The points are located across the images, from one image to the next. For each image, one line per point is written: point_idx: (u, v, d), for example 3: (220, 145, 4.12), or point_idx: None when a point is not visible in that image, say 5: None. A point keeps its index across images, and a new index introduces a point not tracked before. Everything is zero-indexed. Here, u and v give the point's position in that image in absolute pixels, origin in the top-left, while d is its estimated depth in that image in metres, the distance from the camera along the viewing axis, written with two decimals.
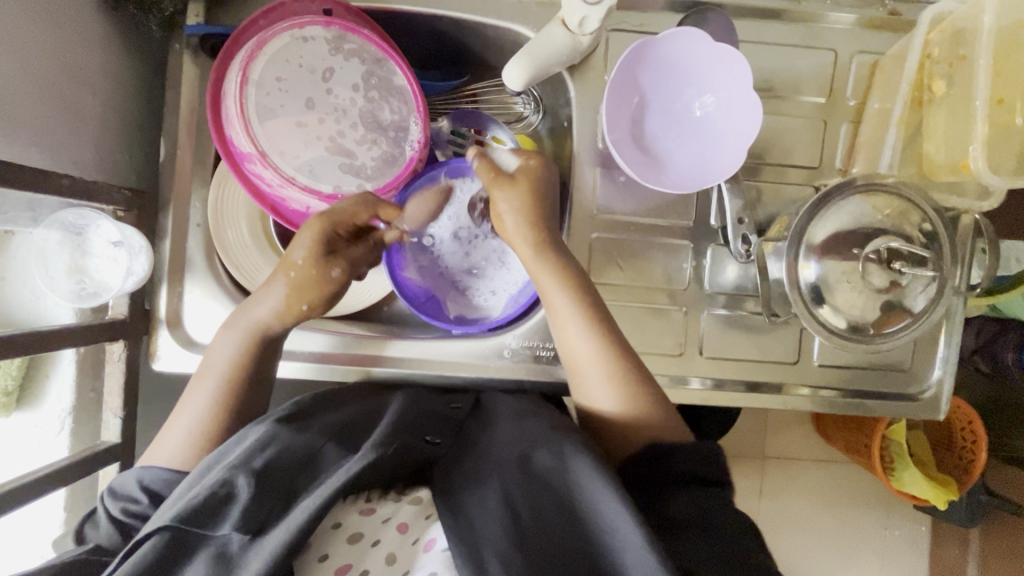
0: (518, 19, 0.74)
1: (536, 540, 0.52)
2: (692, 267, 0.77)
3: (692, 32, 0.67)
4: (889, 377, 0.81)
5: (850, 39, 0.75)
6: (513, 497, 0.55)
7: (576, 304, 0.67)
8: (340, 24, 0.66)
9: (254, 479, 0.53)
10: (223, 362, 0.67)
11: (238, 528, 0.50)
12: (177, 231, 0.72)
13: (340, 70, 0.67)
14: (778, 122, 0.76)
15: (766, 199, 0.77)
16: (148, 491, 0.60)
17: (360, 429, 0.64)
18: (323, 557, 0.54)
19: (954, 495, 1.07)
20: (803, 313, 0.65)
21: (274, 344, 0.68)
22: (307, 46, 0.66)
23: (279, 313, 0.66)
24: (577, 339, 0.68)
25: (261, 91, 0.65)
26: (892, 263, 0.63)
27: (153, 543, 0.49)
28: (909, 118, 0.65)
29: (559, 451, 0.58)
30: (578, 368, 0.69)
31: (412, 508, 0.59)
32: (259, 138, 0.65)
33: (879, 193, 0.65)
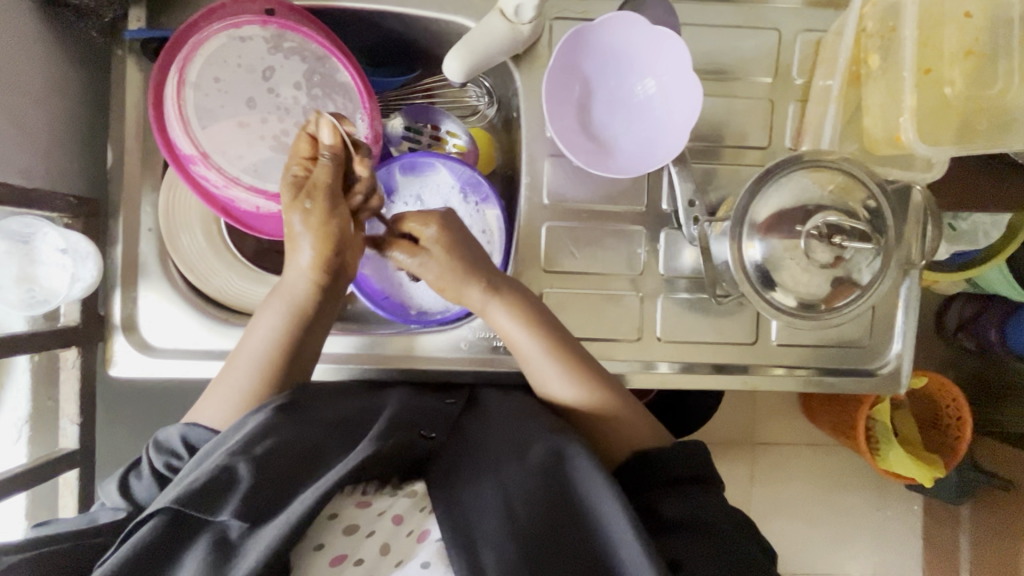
0: (459, 11, 0.74)
1: (532, 530, 0.56)
2: (647, 252, 0.78)
3: (625, 15, 0.67)
4: (849, 353, 0.81)
5: (794, 18, 0.75)
6: (511, 488, 0.58)
7: (523, 323, 0.70)
8: (277, 23, 0.66)
9: (252, 470, 0.54)
10: (264, 333, 0.67)
11: (236, 517, 0.52)
12: (129, 236, 0.72)
13: (280, 69, 0.68)
14: (725, 103, 0.76)
15: (716, 181, 0.77)
16: (189, 448, 0.62)
17: (358, 422, 0.64)
18: (319, 545, 0.56)
19: (938, 472, 1.06)
20: (751, 293, 0.65)
21: (317, 313, 0.67)
22: (245, 45, 0.66)
23: (309, 272, 0.65)
24: (529, 349, 0.70)
25: (200, 92, 0.65)
26: (833, 237, 0.63)
27: (154, 522, 0.52)
28: (848, 93, 0.65)
29: (558, 447, 0.61)
30: (523, 356, 0.71)
31: (407, 500, 0.59)
32: (200, 139, 0.65)
33: (822, 168, 0.65)
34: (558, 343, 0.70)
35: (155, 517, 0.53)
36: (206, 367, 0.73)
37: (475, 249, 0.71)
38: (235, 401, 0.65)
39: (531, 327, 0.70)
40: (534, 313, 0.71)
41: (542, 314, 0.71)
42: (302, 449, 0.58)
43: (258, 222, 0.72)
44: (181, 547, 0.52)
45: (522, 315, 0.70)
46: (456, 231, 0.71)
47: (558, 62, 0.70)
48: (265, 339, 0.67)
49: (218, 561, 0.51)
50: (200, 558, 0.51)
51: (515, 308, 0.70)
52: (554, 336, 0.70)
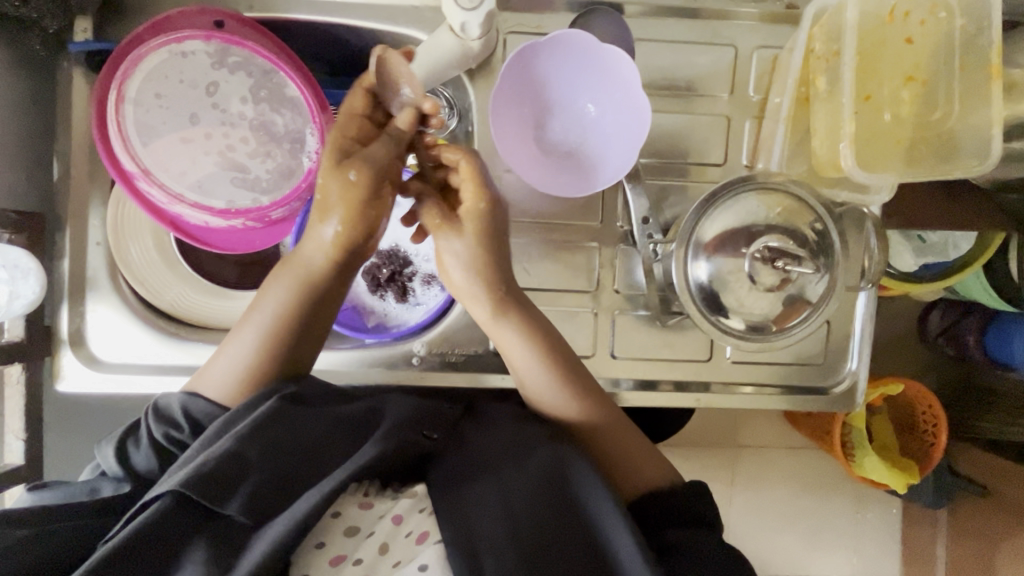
0: (412, 23, 0.73)
1: (530, 534, 0.58)
2: (601, 269, 0.77)
3: (568, 35, 0.67)
4: (806, 371, 0.81)
5: (751, 34, 0.74)
6: (510, 493, 0.61)
7: (522, 336, 0.70)
8: (220, 38, 0.65)
9: (264, 464, 0.56)
10: (276, 305, 0.67)
11: (241, 512, 0.54)
12: (77, 250, 0.72)
13: (225, 84, 0.67)
14: (679, 120, 0.75)
15: (671, 198, 0.77)
16: (189, 419, 0.64)
17: (367, 419, 0.64)
18: (319, 543, 0.57)
19: (913, 479, 1.07)
20: (696, 313, 0.65)
21: (330, 290, 0.68)
22: (187, 60, 0.65)
23: (326, 251, 0.65)
24: (519, 357, 0.70)
25: (140, 108, 0.64)
26: (777, 262, 0.62)
27: (160, 504, 0.53)
28: (797, 114, 0.65)
29: (560, 457, 0.63)
30: (506, 351, 0.71)
31: (407, 501, 0.61)
32: (140, 156, 0.64)
33: (770, 189, 0.65)
34: (559, 357, 0.70)
35: (162, 498, 0.53)
36: (155, 382, 0.72)
37: (500, 254, 0.70)
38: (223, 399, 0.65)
39: (534, 341, 0.70)
40: (535, 326, 0.70)
41: (541, 328, 0.70)
42: (306, 446, 0.59)
43: (209, 236, 0.71)
44: (180, 538, 0.53)
45: (523, 327, 0.70)
46: (496, 222, 0.69)
47: (506, 81, 0.69)
48: (246, 344, 0.66)
49: (222, 557, 0.52)
50: (206, 552, 0.52)
51: (512, 319, 0.70)
52: (545, 349, 0.70)
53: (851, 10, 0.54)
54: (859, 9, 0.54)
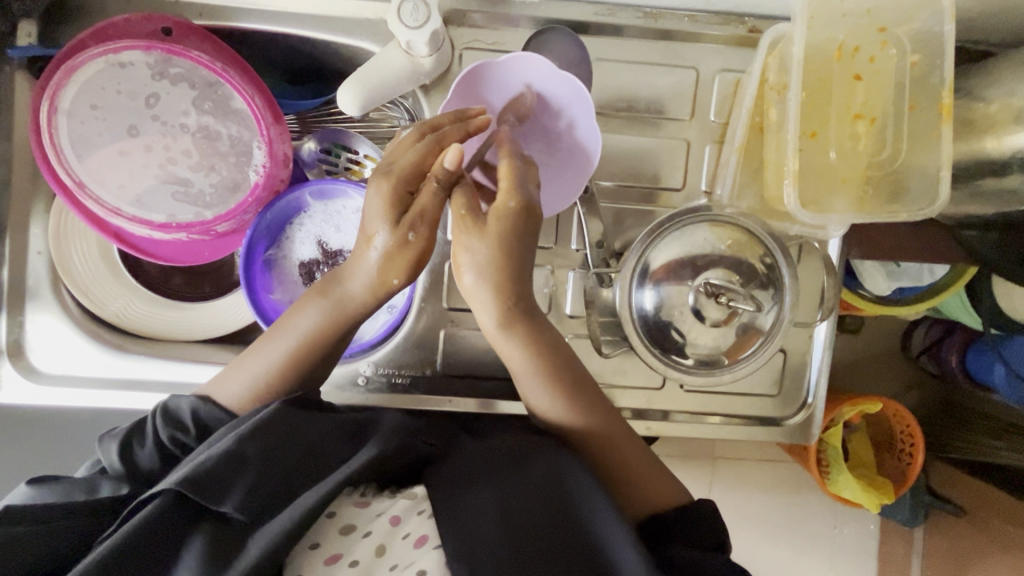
0: (365, 35, 0.71)
1: (539, 545, 0.52)
2: (551, 291, 0.75)
3: (520, 59, 0.63)
4: (762, 401, 0.79)
5: (714, 56, 0.72)
6: (511, 498, 0.55)
7: (525, 352, 0.61)
8: (161, 48, 0.63)
9: (261, 460, 0.53)
10: (306, 328, 0.62)
11: (238, 509, 0.51)
12: (16, 259, 0.70)
13: (166, 96, 0.65)
14: (637, 143, 0.74)
15: (628, 222, 0.75)
16: (200, 424, 0.60)
17: (364, 425, 0.62)
18: (314, 545, 0.53)
19: (887, 498, 1.06)
20: (641, 345, 0.63)
21: (363, 319, 0.63)
22: (126, 71, 0.64)
23: (371, 286, 0.59)
24: (524, 378, 0.63)
25: (76, 121, 0.63)
26: (721, 296, 0.61)
27: (154, 504, 0.51)
28: (750, 143, 0.63)
29: (561, 463, 0.57)
30: (518, 373, 0.62)
31: (406, 502, 0.56)
32: (76, 169, 0.63)
33: (718, 221, 0.63)
34: (547, 356, 0.62)
35: (158, 497, 0.51)
36: (96, 395, 0.71)
37: (520, 255, 0.58)
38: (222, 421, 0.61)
39: (547, 361, 0.62)
40: (546, 343, 0.62)
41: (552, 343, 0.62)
42: (308, 446, 0.56)
43: (156, 248, 0.71)
44: (176, 537, 0.50)
45: (531, 343, 0.61)
46: (517, 229, 0.57)
47: (454, 103, 0.66)
48: (271, 366, 0.62)
49: (216, 559, 0.48)
50: (199, 551, 0.49)
51: (522, 333, 0.60)
52: (562, 372, 0.63)
53: (797, 45, 0.52)
54: (806, 42, 0.52)
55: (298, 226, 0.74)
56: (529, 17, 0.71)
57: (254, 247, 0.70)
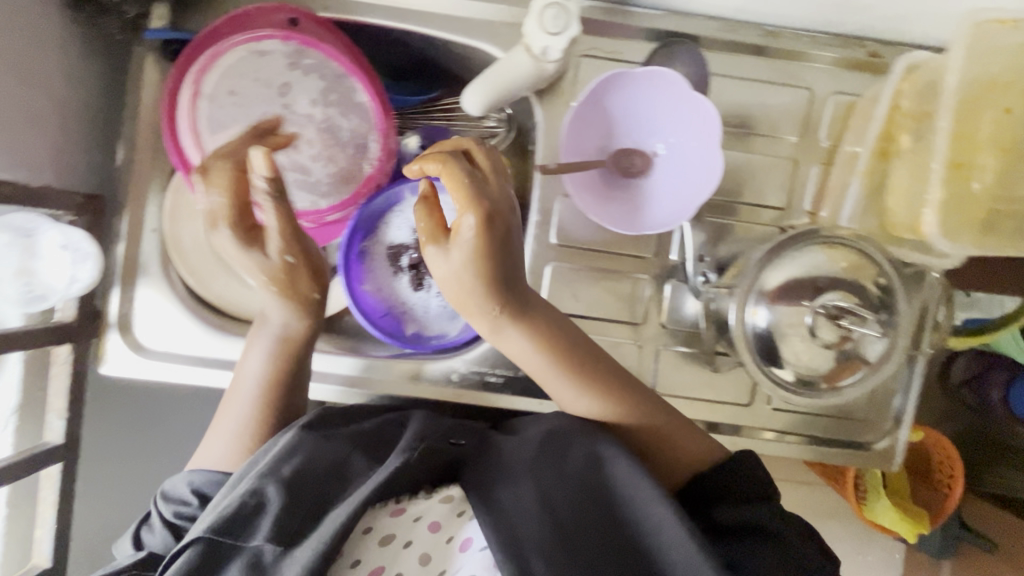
0: (486, 37, 0.72)
1: (582, 546, 0.53)
2: (650, 301, 0.76)
3: (663, 73, 0.65)
4: (847, 425, 0.79)
5: (828, 79, 0.73)
6: (551, 497, 0.56)
7: (536, 341, 0.61)
8: (299, 39, 0.66)
9: (283, 490, 0.54)
10: (256, 371, 0.66)
11: (269, 540, 0.52)
12: (132, 236, 0.72)
13: (296, 85, 0.67)
14: (744, 160, 0.74)
15: (729, 238, 0.75)
16: (199, 495, 0.61)
17: (386, 436, 0.64)
18: (355, 561, 0.56)
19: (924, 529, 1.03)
20: (750, 361, 0.64)
21: (304, 344, 0.67)
22: (264, 60, 0.66)
23: (293, 308, 0.65)
24: (569, 397, 0.64)
25: (215, 104, 0.66)
26: (841, 319, 0.62)
27: (188, 554, 0.52)
28: (873, 169, 0.63)
29: (596, 453, 0.58)
30: (544, 380, 0.65)
31: (445, 506, 0.59)
32: (209, 150, 0.66)
33: (835, 244, 0.63)
34: (553, 340, 0.62)
35: (189, 549, 0.52)
36: (196, 373, 0.72)
37: (500, 253, 0.54)
38: (234, 442, 0.64)
39: (568, 363, 0.63)
40: (549, 327, 0.61)
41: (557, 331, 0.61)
42: (327, 465, 0.58)
43: None
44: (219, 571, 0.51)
45: (540, 336, 0.61)
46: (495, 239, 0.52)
47: (584, 109, 0.68)
48: (261, 369, 0.66)
49: None
50: None
51: (523, 326, 0.60)
52: (570, 354, 0.63)
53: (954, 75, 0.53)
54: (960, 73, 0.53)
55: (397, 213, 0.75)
56: (650, 29, 0.71)
57: (353, 240, 0.73)
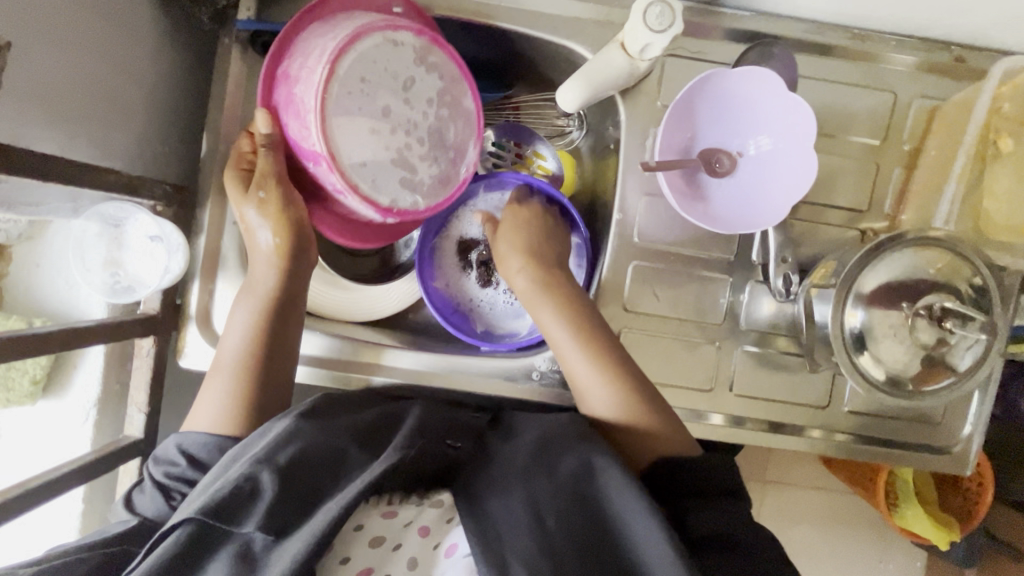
0: (572, 37, 0.72)
1: (569, 561, 0.50)
2: (729, 302, 0.76)
3: (764, 72, 0.66)
4: (922, 428, 0.79)
5: (912, 82, 0.73)
6: (541, 506, 0.53)
7: (557, 310, 0.69)
8: (429, 36, 0.63)
9: (277, 479, 0.52)
10: (240, 329, 0.66)
11: (261, 528, 0.49)
12: (213, 229, 0.70)
13: (420, 82, 0.63)
14: (827, 163, 0.73)
15: (809, 240, 0.74)
16: (188, 458, 0.59)
17: (382, 431, 0.62)
18: (344, 559, 0.54)
19: (954, 536, 1.02)
20: (845, 360, 0.63)
21: (281, 301, 0.66)
22: (394, 50, 0.61)
23: (269, 257, 0.66)
24: (592, 384, 0.66)
25: (344, 90, 0.59)
26: (944, 321, 0.62)
27: (179, 533, 0.49)
28: (971, 170, 0.67)
29: (592, 458, 0.56)
30: (572, 377, 0.67)
31: (434, 512, 0.59)
32: (331, 139, 0.59)
33: (933, 247, 0.63)
34: (588, 325, 0.68)
35: (181, 527, 0.49)
36: None
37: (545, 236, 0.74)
38: (219, 414, 0.63)
39: (591, 353, 0.66)
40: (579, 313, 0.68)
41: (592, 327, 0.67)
42: (324, 456, 0.55)
43: (326, 221, 0.68)
44: (204, 562, 0.49)
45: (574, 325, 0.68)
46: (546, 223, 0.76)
47: (681, 103, 0.68)
48: (237, 351, 0.65)
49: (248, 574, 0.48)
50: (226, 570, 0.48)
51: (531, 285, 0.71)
52: (598, 346, 0.67)
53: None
54: None
55: (470, 208, 0.81)
56: (737, 31, 0.72)
57: (428, 231, 0.79)
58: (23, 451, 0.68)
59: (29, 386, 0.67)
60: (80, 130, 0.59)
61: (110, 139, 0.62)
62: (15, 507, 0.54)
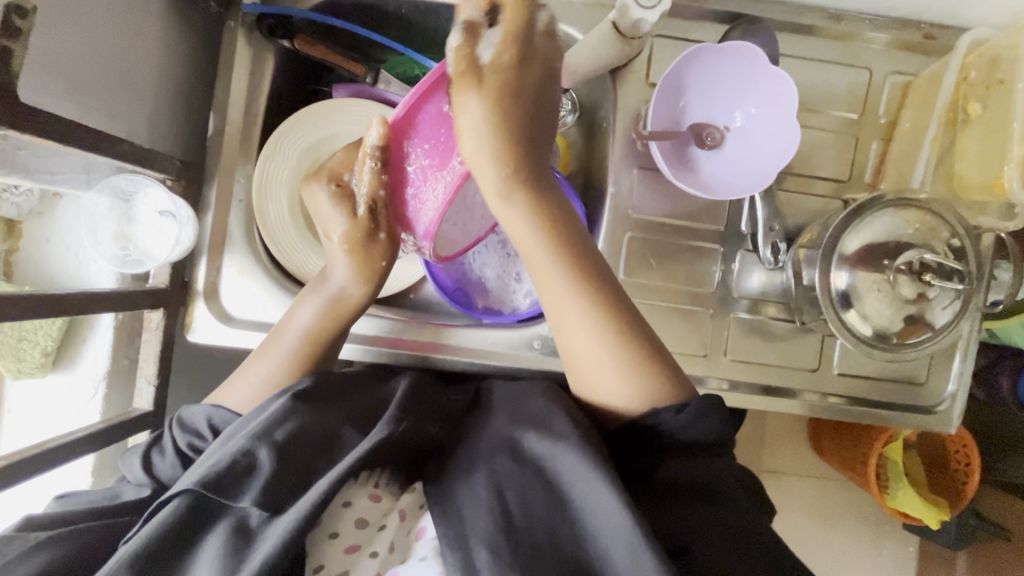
0: (565, 20, 0.75)
1: (531, 536, 0.50)
2: (721, 271, 0.79)
3: (749, 49, 0.70)
4: (906, 389, 0.82)
5: (886, 59, 0.77)
6: (510, 490, 0.53)
7: (539, 220, 0.59)
8: None
9: (275, 456, 0.52)
10: (301, 325, 0.67)
11: (257, 504, 0.50)
12: (220, 205, 0.72)
13: None
14: (808, 135, 0.77)
15: (796, 210, 0.78)
16: (214, 432, 0.60)
17: (374, 410, 0.61)
18: (333, 534, 0.53)
19: (946, 516, 1.05)
20: (831, 316, 0.67)
21: (352, 314, 0.69)
22: None
23: (355, 275, 0.68)
24: (605, 371, 0.59)
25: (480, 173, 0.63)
26: (924, 275, 0.65)
27: (178, 504, 0.51)
28: (942, 137, 0.71)
29: (561, 443, 0.54)
30: (581, 360, 0.60)
31: (409, 496, 0.58)
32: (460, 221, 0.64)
33: (910, 208, 0.67)
34: (585, 264, 0.59)
35: (179, 497, 0.51)
36: None
37: (520, 131, 0.57)
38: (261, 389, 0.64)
39: (586, 292, 0.59)
40: (551, 204, 0.59)
41: (588, 263, 0.59)
42: (321, 438, 0.55)
43: None
44: (202, 534, 0.50)
45: (544, 214, 0.59)
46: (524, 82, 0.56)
47: (668, 78, 0.72)
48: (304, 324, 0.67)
49: (238, 547, 0.49)
50: (221, 542, 0.49)
51: (529, 200, 0.59)
52: (603, 296, 0.59)
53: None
54: None
55: None
56: (720, 12, 0.76)
57: None
58: (35, 418, 0.73)
59: (40, 357, 0.71)
60: (93, 104, 0.61)
61: (120, 115, 0.65)
62: (34, 464, 0.55)
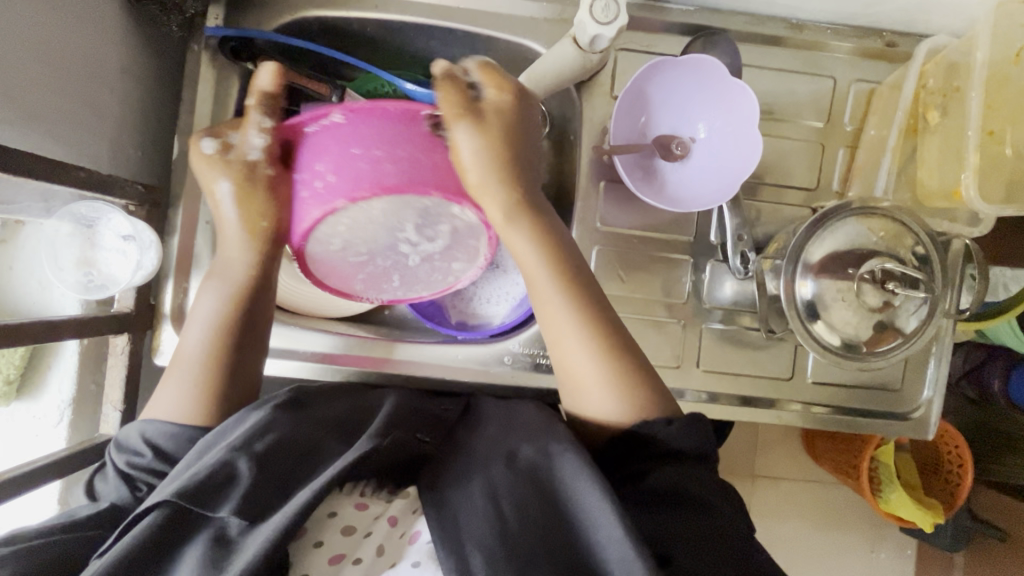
0: (527, 36, 0.76)
1: (519, 533, 0.50)
2: (692, 282, 0.79)
3: (710, 61, 0.70)
4: (883, 396, 0.82)
5: (849, 67, 0.77)
6: (501, 494, 0.53)
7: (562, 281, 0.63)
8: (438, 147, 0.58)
9: (255, 467, 0.52)
10: (209, 312, 0.67)
11: (236, 514, 0.49)
12: (187, 228, 0.72)
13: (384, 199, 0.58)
14: (775, 144, 0.77)
15: (764, 219, 0.78)
16: (150, 446, 0.60)
17: (357, 423, 0.62)
18: (318, 543, 0.52)
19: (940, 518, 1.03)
20: (799, 329, 0.66)
21: (260, 285, 0.67)
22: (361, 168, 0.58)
23: (245, 238, 0.65)
24: (592, 390, 0.62)
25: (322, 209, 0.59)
26: (886, 283, 0.65)
27: (153, 516, 0.50)
28: (904, 145, 0.72)
29: (550, 450, 0.57)
30: (576, 379, 0.63)
31: (401, 502, 0.56)
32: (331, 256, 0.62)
33: (874, 216, 0.67)
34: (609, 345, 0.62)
35: (154, 512, 0.50)
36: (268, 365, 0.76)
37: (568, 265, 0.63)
38: (191, 391, 0.64)
39: (590, 328, 0.62)
40: (555, 238, 0.63)
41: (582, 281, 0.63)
42: (302, 447, 0.56)
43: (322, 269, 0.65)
44: (178, 547, 0.49)
45: (544, 242, 0.63)
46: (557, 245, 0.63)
47: (628, 92, 0.72)
48: (201, 342, 0.66)
49: (218, 557, 0.47)
50: (200, 554, 0.48)
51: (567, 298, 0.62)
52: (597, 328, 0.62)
53: (984, 50, 0.64)
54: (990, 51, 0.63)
55: None
56: (684, 25, 0.76)
57: None
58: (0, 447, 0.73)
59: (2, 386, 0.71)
60: (49, 130, 0.61)
61: (78, 140, 0.65)
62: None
